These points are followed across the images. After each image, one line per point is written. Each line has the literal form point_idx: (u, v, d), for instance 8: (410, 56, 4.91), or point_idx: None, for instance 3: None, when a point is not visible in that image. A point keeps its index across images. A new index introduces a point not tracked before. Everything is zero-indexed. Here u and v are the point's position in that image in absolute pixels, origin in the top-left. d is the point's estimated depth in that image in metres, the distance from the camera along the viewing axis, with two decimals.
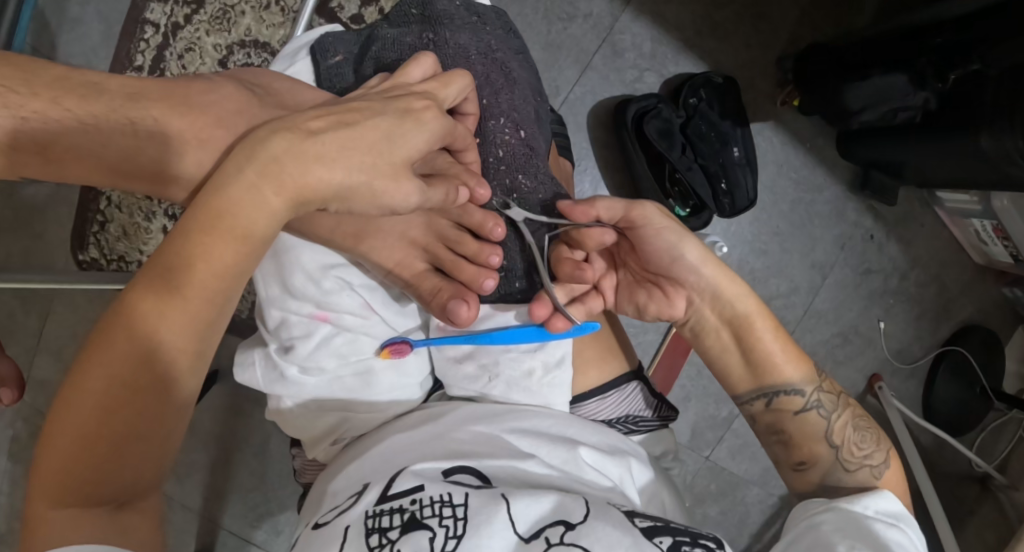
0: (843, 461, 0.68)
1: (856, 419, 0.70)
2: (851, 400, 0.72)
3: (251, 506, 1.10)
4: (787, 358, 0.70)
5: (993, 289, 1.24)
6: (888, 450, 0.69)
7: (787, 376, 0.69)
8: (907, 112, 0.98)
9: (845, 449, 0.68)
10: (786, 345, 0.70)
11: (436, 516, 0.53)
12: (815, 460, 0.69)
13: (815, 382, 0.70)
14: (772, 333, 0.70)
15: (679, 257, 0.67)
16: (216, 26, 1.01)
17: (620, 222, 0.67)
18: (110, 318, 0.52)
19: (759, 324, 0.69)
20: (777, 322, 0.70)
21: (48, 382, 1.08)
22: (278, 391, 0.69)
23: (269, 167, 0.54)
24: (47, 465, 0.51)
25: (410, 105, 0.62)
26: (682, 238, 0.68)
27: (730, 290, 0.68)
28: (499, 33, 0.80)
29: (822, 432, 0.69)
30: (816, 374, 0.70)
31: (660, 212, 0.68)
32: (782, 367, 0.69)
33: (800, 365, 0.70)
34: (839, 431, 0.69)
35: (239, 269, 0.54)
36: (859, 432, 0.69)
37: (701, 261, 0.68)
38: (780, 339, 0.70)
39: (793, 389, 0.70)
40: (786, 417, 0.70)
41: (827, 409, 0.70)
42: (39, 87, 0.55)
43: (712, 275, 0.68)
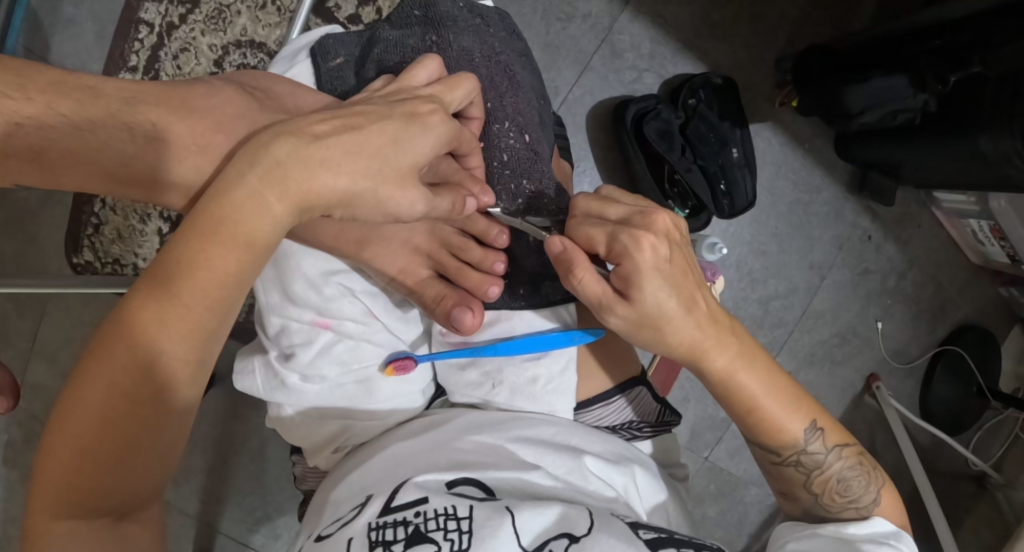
0: (824, 504, 0.68)
1: (843, 468, 0.68)
2: (846, 445, 0.68)
3: (249, 510, 1.09)
4: (776, 424, 0.66)
5: (989, 289, 1.25)
6: (880, 490, 0.67)
7: (768, 435, 0.67)
8: (906, 114, 0.98)
9: (827, 496, 0.68)
10: (777, 403, 0.66)
11: (441, 529, 0.53)
12: (796, 497, 0.70)
13: (797, 441, 0.67)
14: (762, 401, 0.66)
15: (653, 342, 0.62)
16: (211, 25, 1.00)
17: (591, 287, 0.60)
18: (109, 326, 0.51)
19: (741, 390, 0.65)
20: (768, 385, 0.66)
21: (44, 386, 1.07)
22: (279, 399, 0.69)
23: (272, 173, 0.53)
24: (45, 477, 0.50)
25: (416, 109, 0.62)
26: (658, 330, 0.61)
27: (710, 363, 0.64)
28: (502, 35, 0.79)
29: (802, 481, 0.68)
30: (805, 431, 0.67)
31: (634, 311, 0.60)
32: (763, 428, 0.66)
33: (787, 430, 0.66)
34: (820, 483, 0.68)
35: (240, 277, 0.53)
36: (845, 481, 0.67)
37: (682, 342, 0.62)
38: (769, 399, 0.66)
39: (772, 449, 0.68)
40: (767, 465, 0.69)
41: (810, 465, 0.67)
42: (33, 92, 0.54)
43: (688, 352, 0.63)
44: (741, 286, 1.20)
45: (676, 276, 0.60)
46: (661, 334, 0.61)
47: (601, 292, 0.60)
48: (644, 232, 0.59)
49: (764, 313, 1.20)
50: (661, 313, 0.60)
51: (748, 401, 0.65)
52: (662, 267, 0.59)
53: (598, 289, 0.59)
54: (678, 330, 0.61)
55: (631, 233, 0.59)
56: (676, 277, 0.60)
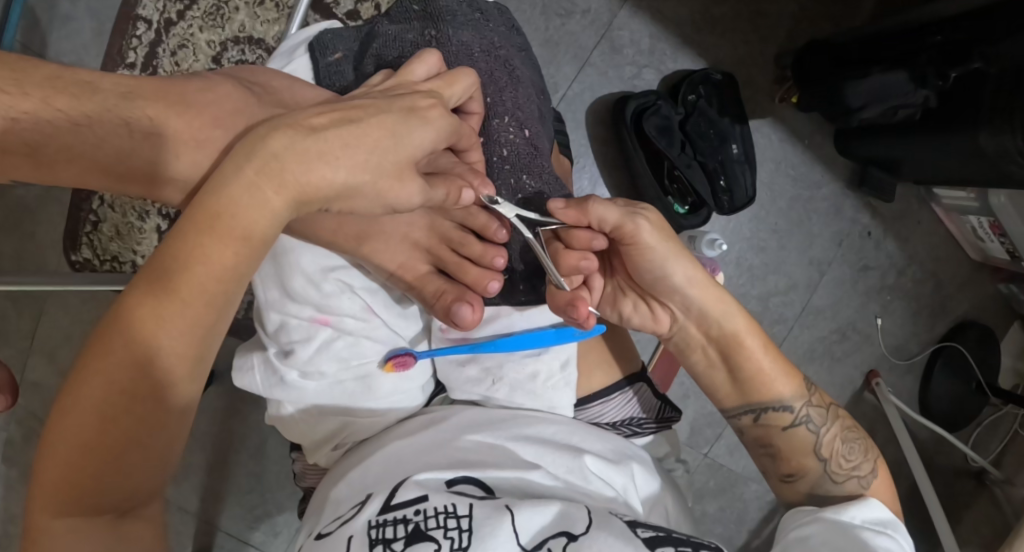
0: (832, 473, 0.69)
1: (844, 430, 0.70)
2: (839, 407, 0.72)
3: (249, 507, 1.09)
4: (779, 374, 0.69)
5: (989, 285, 1.25)
6: (876, 459, 0.70)
7: (778, 388, 0.69)
8: (907, 109, 0.97)
9: (834, 462, 0.69)
10: (779, 358, 0.70)
11: (440, 527, 0.53)
12: (804, 471, 0.70)
13: (803, 395, 0.70)
14: (763, 348, 0.69)
15: (675, 271, 0.65)
16: (210, 22, 1.00)
17: (610, 211, 0.64)
18: (107, 322, 0.50)
19: (750, 335, 0.69)
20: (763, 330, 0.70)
21: (42, 384, 1.07)
22: (278, 396, 0.69)
23: (269, 165, 0.53)
24: (45, 474, 0.50)
25: (415, 103, 0.62)
26: (677, 250, 0.65)
27: (723, 304, 0.68)
28: (501, 30, 0.79)
29: (811, 444, 0.69)
30: (807, 385, 0.71)
31: (655, 226, 0.64)
32: (774, 378, 0.69)
33: (790, 380, 0.70)
34: (827, 445, 0.69)
35: (238, 270, 0.53)
36: (848, 443, 0.69)
37: (694, 272, 0.66)
38: (773, 352, 0.70)
39: (782, 405, 0.69)
40: (776, 432, 0.70)
41: (818, 422, 0.70)
42: (30, 87, 0.54)
43: (704, 286, 0.67)
44: (741, 282, 1.19)
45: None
46: (675, 259, 0.65)
47: (622, 213, 0.63)
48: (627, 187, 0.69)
49: (763, 309, 1.20)
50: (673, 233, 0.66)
51: (757, 346, 0.69)
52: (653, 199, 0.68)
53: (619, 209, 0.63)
54: (689, 259, 0.66)
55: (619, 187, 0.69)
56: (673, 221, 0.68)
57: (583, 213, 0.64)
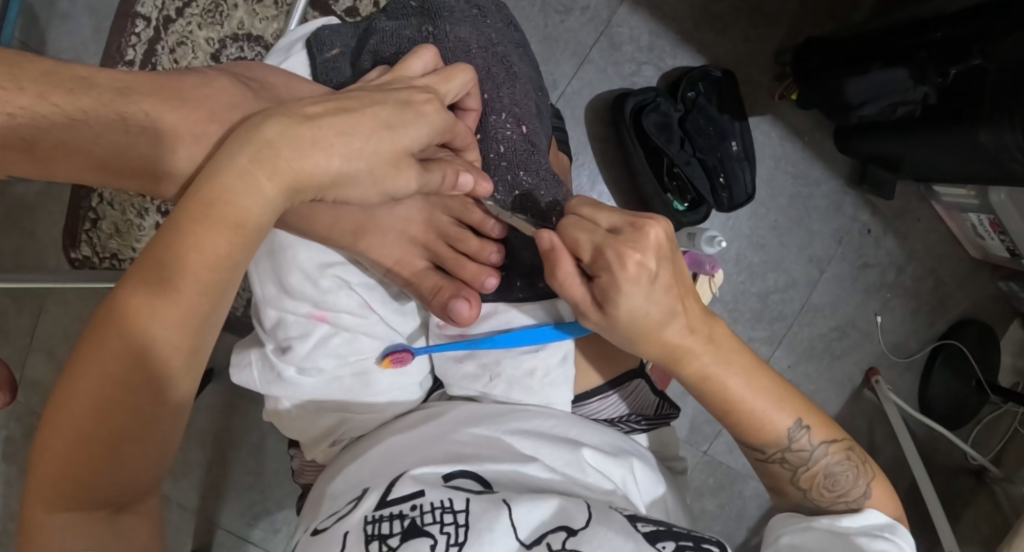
0: (813, 498, 0.68)
1: (831, 463, 0.67)
2: (832, 440, 0.67)
3: (248, 505, 1.09)
4: (762, 421, 0.66)
5: (989, 283, 1.25)
6: (869, 483, 0.67)
7: (753, 433, 0.67)
8: (907, 107, 0.95)
9: (815, 491, 0.68)
10: (761, 402, 0.66)
11: (437, 522, 0.53)
12: (785, 491, 0.70)
13: (785, 438, 0.66)
14: (743, 395, 0.65)
15: (637, 345, 0.64)
16: (209, 19, 1.00)
17: (572, 288, 0.62)
18: (102, 315, 0.50)
19: (724, 390, 0.65)
20: (746, 374, 0.65)
21: (41, 381, 1.07)
22: (276, 392, 0.69)
23: (262, 152, 0.53)
24: (42, 468, 0.50)
25: (410, 97, 0.62)
26: (637, 337, 0.62)
27: (688, 364, 0.64)
28: (499, 26, 0.78)
29: (789, 477, 0.68)
30: (790, 430, 0.66)
31: (606, 323, 0.62)
32: (749, 427, 0.66)
33: (775, 424, 0.66)
34: (808, 478, 0.67)
35: (232, 259, 0.52)
36: (832, 476, 0.67)
37: (660, 346, 0.63)
38: (754, 399, 0.65)
39: (756, 447, 0.67)
40: (754, 461, 0.69)
41: (797, 462, 0.67)
42: (26, 82, 0.54)
43: (671, 349, 0.63)
44: (740, 279, 1.19)
45: (656, 291, 0.60)
46: (639, 340, 0.63)
47: (577, 299, 0.62)
48: (625, 265, 0.58)
49: (762, 307, 1.20)
50: (636, 324, 0.61)
51: (737, 390, 0.65)
52: (646, 285, 0.59)
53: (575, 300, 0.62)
54: (654, 338, 0.62)
55: (616, 249, 0.59)
56: (658, 292, 0.60)
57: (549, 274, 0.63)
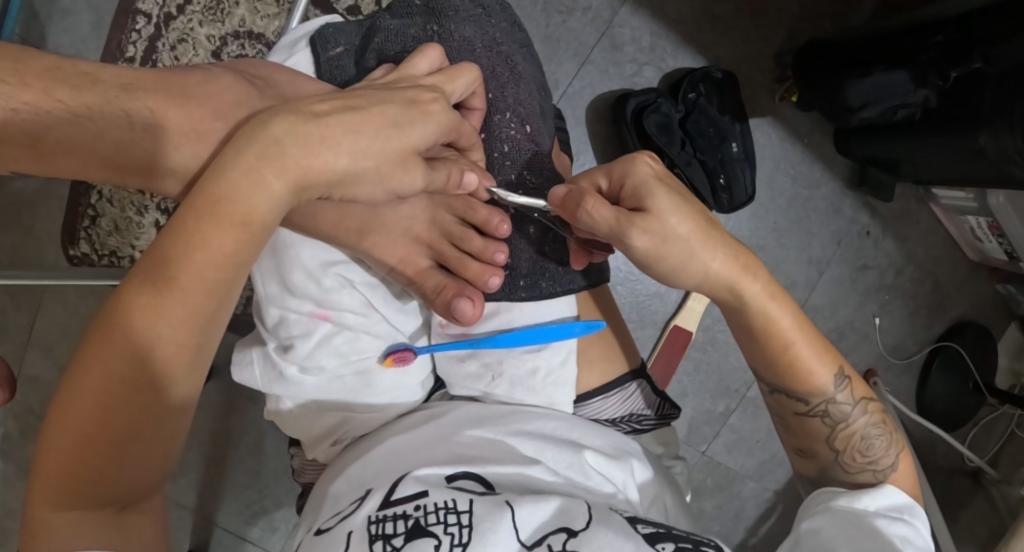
0: (845, 463, 0.68)
1: (868, 425, 0.68)
2: (870, 401, 0.69)
3: (246, 504, 1.08)
4: (809, 363, 0.67)
5: (987, 286, 1.25)
6: (900, 454, 0.68)
7: (799, 380, 0.67)
8: (907, 109, 0.97)
9: (848, 453, 0.68)
10: (808, 343, 0.67)
11: (440, 523, 0.53)
12: (816, 453, 0.70)
13: (830, 387, 0.68)
14: (793, 334, 0.66)
15: (688, 270, 0.63)
16: (210, 17, 0.99)
17: (604, 211, 0.61)
18: (107, 313, 0.51)
19: (774, 321, 0.66)
20: (797, 311, 0.67)
21: (40, 379, 1.07)
22: (277, 391, 0.68)
23: (270, 149, 0.53)
24: (45, 465, 0.50)
25: (417, 96, 0.62)
26: (682, 251, 0.62)
27: (741, 292, 0.65)
28: (503, 25, 0.78)
29: (825, 435, 0.69)
30: (834, 379, 0.68)
31: (652, 237, 0.61)
32: (798, 370, 0.67)
33: (821, 370, 0.67)
34: (844, 438, 0.68)
35: (238, 257, 0.52)
36: (868, 439, 0.68)
37: (708, 265, 0.63)
38: (802, 336, 0.67)
39: (801, 395, 0.68)
40: (792, 416, 0.69)
41: (837, 417, 0.68)
42: (30, 78, 0.54)
43: (723, 274, 0.64)
44: None
45: (678, 190, 0.63)
46: (690, 255, 0.62)
47: (614, 217, 0.60)
48: (635, 156, 0.63)
49: None
50: (677, 230, 0.61)
51: (789, 325, 0.66)
52: (663, 179, 0.62)
53: (611, 213, 0.60)
54: (699, 252, 0.62)
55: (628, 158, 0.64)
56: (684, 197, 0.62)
57: (574, 218, 0.62)
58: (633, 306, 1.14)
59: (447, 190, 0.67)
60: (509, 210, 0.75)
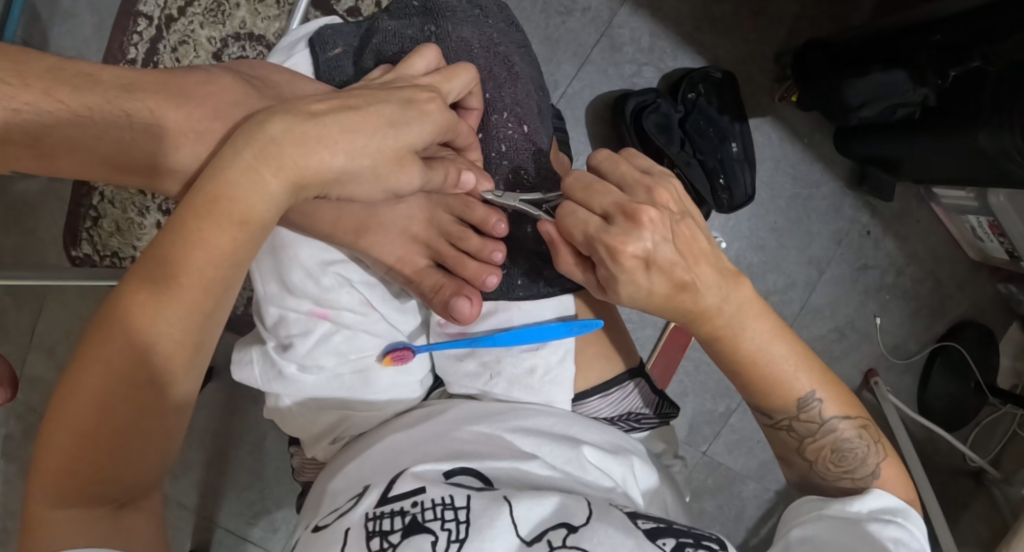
0: (821, 471, 0.69)
1: (842, 437, 0.67)
2: (846, 414, 0.67)
3: (247, 504, 1.09)
4: (772, 388, 0.66)
5: (988, 286, 1.25)
6: (880, 462, 0.66)
7: (762, 400, 0.67)
8: (907, 108, 0.96)
9: (822, 463, 0.68)
10: (773, 368, 0.66)
11: (437, 519, 0.53)
12: (794, 462, 0.70)
13: (794, 406, 0.67)
14: (756, 367, 0.66)
15: (662, 306, 0.64)
16: (211, 18, 1.00)
17: (576, 273, 0.65)
18: (108, 311, 0.51)
19: (737, 358, 0.66)
20: (762, 339, 0.66)
21: (42, 379, 1.07)
22: (277, 389, 0.69)
23: (268, 148, 0.53)
24: (45, 462, 0.50)
25: (414, 95, 0.62)
26: (649, 308, 0.64)
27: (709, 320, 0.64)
28: (501, 26, 0.78)
29: (796, 447, 0.69)
30: (801, 399, 0.66)
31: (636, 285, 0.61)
32: (764, 393, 0.67)
33: (784, 394, 0.66)
34: (815, 450, 0.68)
35: (236, 256, 0.53)
36: (840, 450, 0.67)
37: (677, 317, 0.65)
38: (769, 369, 0.66)
39: (765, 412, 0.68)
40: (763, 428, 0.70)
41: (804, 431, 0.68)
42: (31, 78, 0.55)
43: (695, 308, 0.64)
44: None
45: (663, 270, 0.61)
46: (659, 310, 0.64)
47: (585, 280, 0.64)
48: (626, 238, 0.59)
49: None
50: (649, 301, 0.63)
51: (752, 356, 0.66)
52: (646, 265, 0.60)
53: (579, 279, 0.65)
54: (669, 310, 0.64)
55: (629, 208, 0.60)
56: (663, 271, 0.61)
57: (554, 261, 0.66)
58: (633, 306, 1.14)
59: (445, 188, 0.67)
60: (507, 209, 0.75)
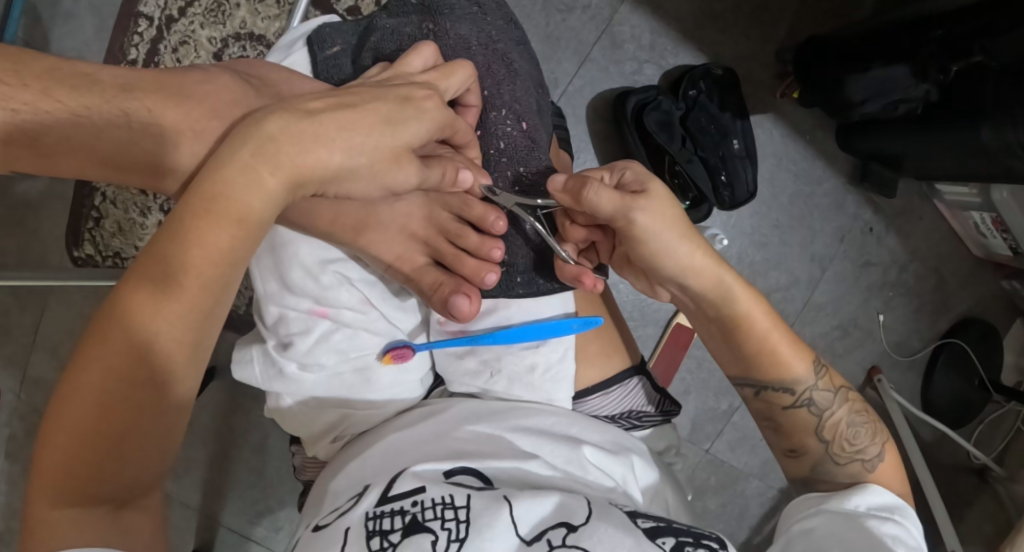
0: (835, 455, 0.67)
1: (851, 413, 0.68)
2: (850, 390, 0.69)
3: (250, 503, 1.09)
4: (788, 352, 0.68)
5: (992, 282, 1.24)
6: (884, 443, 0.68)
7: (782, 371, 0.67)
8: (908, 104, 0.96)
9: (837, 444, 0.67)
10: (784, 334, 0.68)
11: (438, 519, 0.53)
12: (806, 450, 0.69)
13: (811, 375, 0.68)
14: (768, 327, 0.67)
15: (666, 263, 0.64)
16: (211, 19, 1.00)
17: (608, 197, 0.61)
18: (108, 309, 0.51)
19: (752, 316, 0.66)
20: (769, 306, 0.68)
21: (44, 379, 1.08)
22: (278, 388, 0.68)
23: (265, 147, 0.53)
24: (45, 461, 0.50)
25: (411, 93, 0.62)
26: (672, 244, 0.63)
27: (718, 284, 0.65)
28: (499, 24, 0.77)
29: (813, 426, 0.68)
30: (812, 368, 0.68)
31: (653, 220, 0.61)
32: (774, 360, 0.67)
33: (798, 359, 0.68)
34: (831, 428, 0.68)
35: (234, 255, 0.53)
36: (854, 427, 0.67)
37: (691, 261, 0.64)
38: (779, 331, 0.68)
39: (784, 385, 0.68)
40: (777, 410, 0.69)
41: (821, 406, 0.68)
42: (28, 78, 0.55)
43: (702, 273, 0.65)
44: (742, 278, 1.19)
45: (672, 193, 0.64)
46: (678, 244, 0.63)
47: (619, 203, 0.61)
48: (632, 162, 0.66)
49: None
50: (670, 218, 0.62)
51: (766, 325, 0.67)
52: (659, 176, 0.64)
53: (618, 195, 0.60)
54: (686, 245, 0.63)
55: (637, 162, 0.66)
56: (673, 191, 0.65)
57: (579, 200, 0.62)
58: (635, 304, 1.14)
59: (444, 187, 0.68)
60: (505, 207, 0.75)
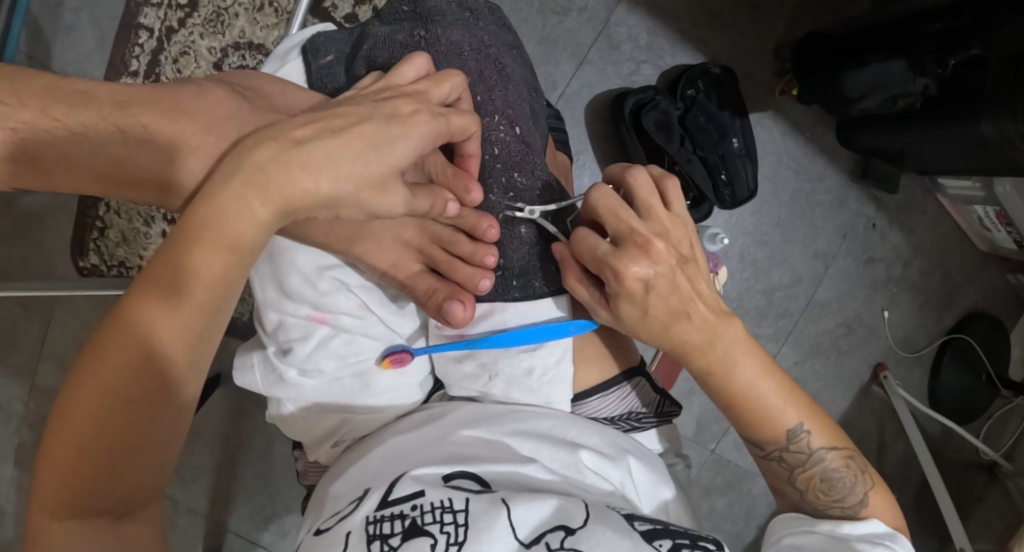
0: (810, 501, 0.68)
1: (829, 467, 0.67)
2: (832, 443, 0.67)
3: (257, 508, 1.09)
4: (774, 410, 0.66)
5: (998, 277, 1.24)
6: (868, 491, 0.66)
7: (757, 430, 0.67)
8: (907, 98, 0.95)
9: (812, 492, 0.67)
10: (771, 390, 0.66)
11: (436, 522, 0.53)
12: (783, 491, 0.70)
13: (783, 437, 0.67)
14: (755, 388, 0.66)
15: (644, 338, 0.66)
16: (210, 29, 1.01)
17: (582, 290, 0.65)
18: (104, 328, 0.52)
19: (736, 380, 0.65)
20: (758, 366, 0.66)
21: (52, 389, 1.09)
22: (278, 393, 0.69)
23: (254, 178, 0.54)
24: (45, 476, 0.51)
25: (398, 108, 0.62)
26: (647, 333, 0.65)
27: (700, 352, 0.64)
28: (491, 28, 0.78)
29: (786, 476, 0.68)
30: (788, 429, 0.66)
31: (618, 323, 0.65)
32: (759, 419, 0.66)
33: (781, 418, 0.66)
34: (805, 479, 0.67)
35: (228, 278, 0.54)
36: (829, 480, 0.67)
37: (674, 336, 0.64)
38: (767, 387, 0.66)
39: (755, 443, 0.68)
40: (753, 458, 0.70)
41: (793, 462, 0.67)
42: (27, 98, 0.56)
43: (683, 343, 0.64)
44: (744, 277, 1.19)
45: (665, 295, 0.62)
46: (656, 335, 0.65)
47: (588, 301, 0.65)
48: (634, 263, 0.60)
49: (767, 304, 1.20)
50: (645, 324, 0.64)
51: (753, 382, 0.66)
52: (653, 287, 0.61)
53: (584, 299, 0.65)
54: (668, 331, 0.63)
55: (614, 266, 0.61)
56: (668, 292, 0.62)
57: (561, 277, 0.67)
58: None
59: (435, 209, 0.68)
60: (499, 212, 0.74)
